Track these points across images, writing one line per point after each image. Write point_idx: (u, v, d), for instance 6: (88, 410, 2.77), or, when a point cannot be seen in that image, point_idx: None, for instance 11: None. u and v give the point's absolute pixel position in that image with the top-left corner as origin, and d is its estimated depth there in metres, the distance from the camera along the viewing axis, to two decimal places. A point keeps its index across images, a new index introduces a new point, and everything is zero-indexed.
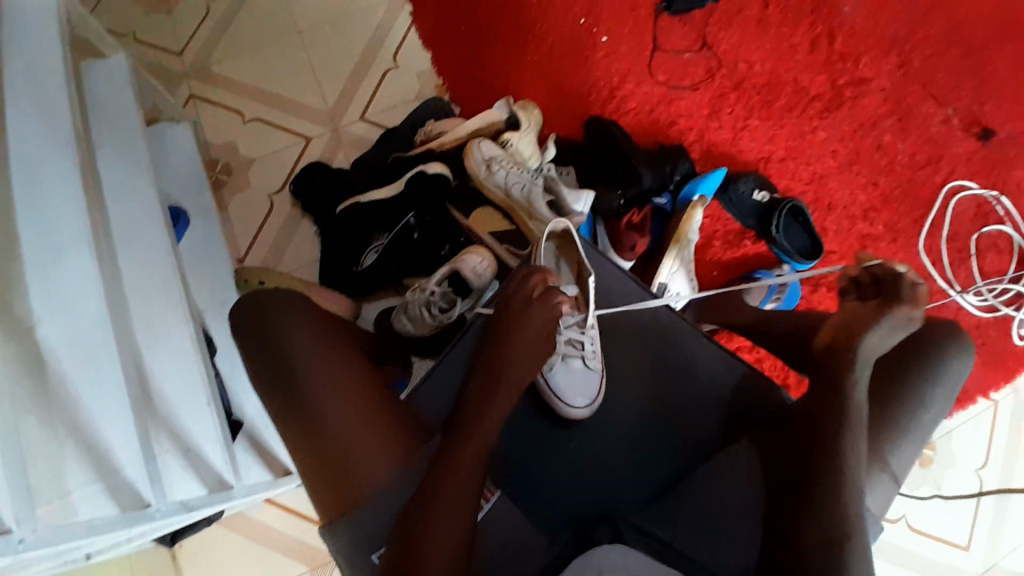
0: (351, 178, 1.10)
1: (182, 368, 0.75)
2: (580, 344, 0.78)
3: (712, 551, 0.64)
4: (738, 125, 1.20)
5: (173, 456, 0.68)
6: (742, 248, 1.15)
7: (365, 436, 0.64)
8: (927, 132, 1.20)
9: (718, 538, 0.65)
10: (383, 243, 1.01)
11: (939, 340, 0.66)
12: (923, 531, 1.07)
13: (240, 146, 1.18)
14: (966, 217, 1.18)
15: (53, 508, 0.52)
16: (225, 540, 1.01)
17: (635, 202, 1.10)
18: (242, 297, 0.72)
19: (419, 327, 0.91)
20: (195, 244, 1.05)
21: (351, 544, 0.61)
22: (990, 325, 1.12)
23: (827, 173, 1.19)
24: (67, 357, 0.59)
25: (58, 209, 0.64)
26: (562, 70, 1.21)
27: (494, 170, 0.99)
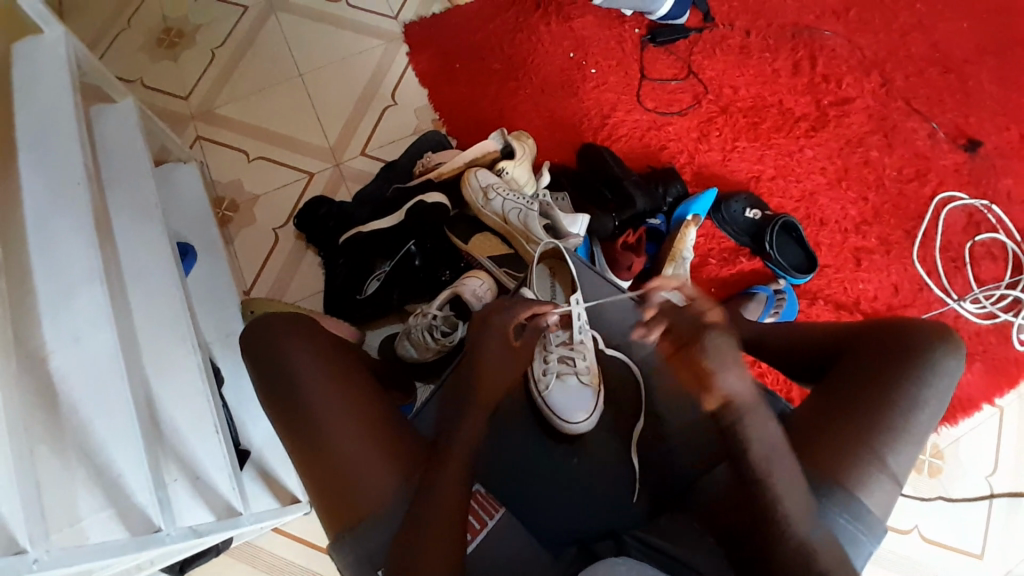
0: (353, 210, 1.13)
1: (191, 397, 0.76)
2: (572, 361, 0.81)
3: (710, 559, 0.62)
4: (728, 147, 1.24)
5: (182, 485, 0.71)
6: (738, 264, 1.16)
7: (365, 449, 0.65)
8: (913, 146, 1.24)
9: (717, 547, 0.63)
10: (384, 271, 1.03)
11: (929, 342, 0.67)
12: (938, 542, 1.05)
13: (244, 183, 1.22)
14: (958, 226, 1.20)
15: (65, 535, 0.52)
16: (230, 572, 1.01)
17: (630, 224, 1.13)
18: (252, 320, 0.75)
19: (421, 351, 0.94)
20: (202, 278, 1.07)
21: (355, 561, 0.63)
22: (989, 333, 1.13)
23: (817, 190, 1.22)
24: (78, 387, 0.61)
25: (69, 243, 0.67)
26: (555, 100, 1.25)
27: (491, 197, 1.03)
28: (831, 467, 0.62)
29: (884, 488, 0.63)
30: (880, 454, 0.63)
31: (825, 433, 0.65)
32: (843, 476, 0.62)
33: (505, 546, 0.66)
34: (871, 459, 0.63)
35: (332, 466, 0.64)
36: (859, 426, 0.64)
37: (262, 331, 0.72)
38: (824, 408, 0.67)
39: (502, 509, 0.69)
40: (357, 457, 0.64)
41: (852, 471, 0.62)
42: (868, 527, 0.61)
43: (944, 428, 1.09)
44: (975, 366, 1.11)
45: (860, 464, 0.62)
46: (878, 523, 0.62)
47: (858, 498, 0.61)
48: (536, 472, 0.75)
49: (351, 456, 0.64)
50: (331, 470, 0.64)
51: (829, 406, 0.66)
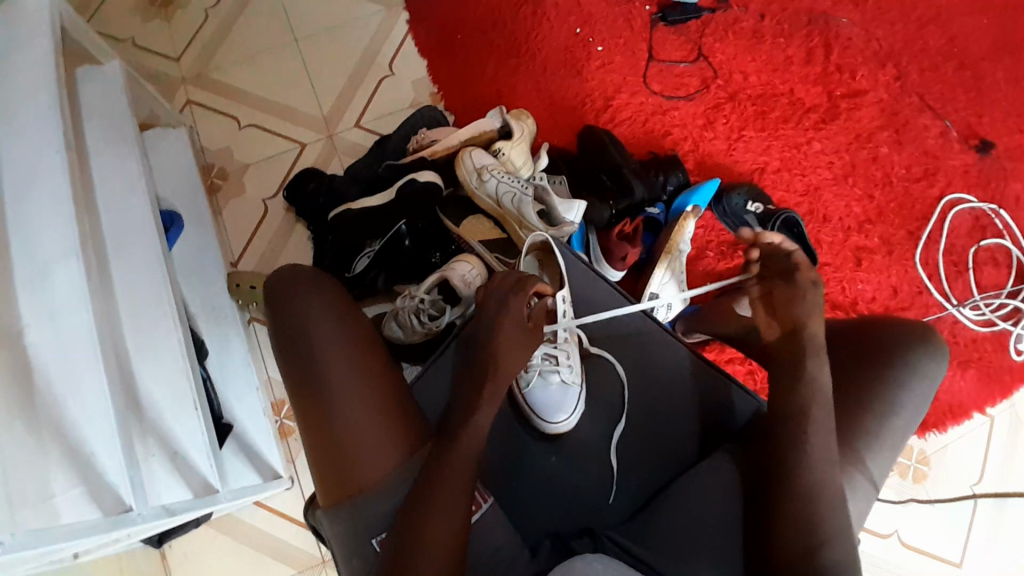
0: (344, 186, 1.10)
1: (172, 370, 0.74)
2: (556, 359, 0.76)
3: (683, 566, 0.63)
4: (733, 135, 1.20)
5: (158, 462, 0.69)
6: (735, 259, 1.14)
7: (375, 422, 0.65)
8: (923, 144, 1.20)
9: (691, 553, 0.63)
10: (375, 249, 1.01)
11: (910, 344, 0.66)
12: (916, 547, 1.05)
13: (235, 151, 1.18)
14: (963, 229, 1.17)
15: (36, 512, 0.51)
16: (211, 545, 1.01)
17: (627, 213, 1.10)
18: (271, 272, 0.72)
19: (408, 334, 0.93)
20: (189, 249, 1.05)
21: (347, 532, 0.63)
22: (986, 340, 1.12)
23: (822, 185, 1.19)
24: (52, 363, 0.59)
25: (46, 214, 0.64)
26: (558, 79, 1.21)
27: (485, 178, 1.00)
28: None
29: (860, 497, 0.64)
30: (856, 465, 0.63)
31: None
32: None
33: (494, 533, 0.65)
34: (848, 470, 0.63)
35: (340, 434, 0.64)
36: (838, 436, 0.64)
37: (276, 290, 0.69)
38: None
39: (492, 496, 0.67)
40: (366, 426, 0.64)
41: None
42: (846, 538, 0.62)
43: (932, 435, 1.09)
44: (969, 373, 1.10)
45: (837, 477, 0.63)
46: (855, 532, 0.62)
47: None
48: (517, 463, 0.74)
49: (361, 427, 0.64)
50: (339, 438, 0.64)
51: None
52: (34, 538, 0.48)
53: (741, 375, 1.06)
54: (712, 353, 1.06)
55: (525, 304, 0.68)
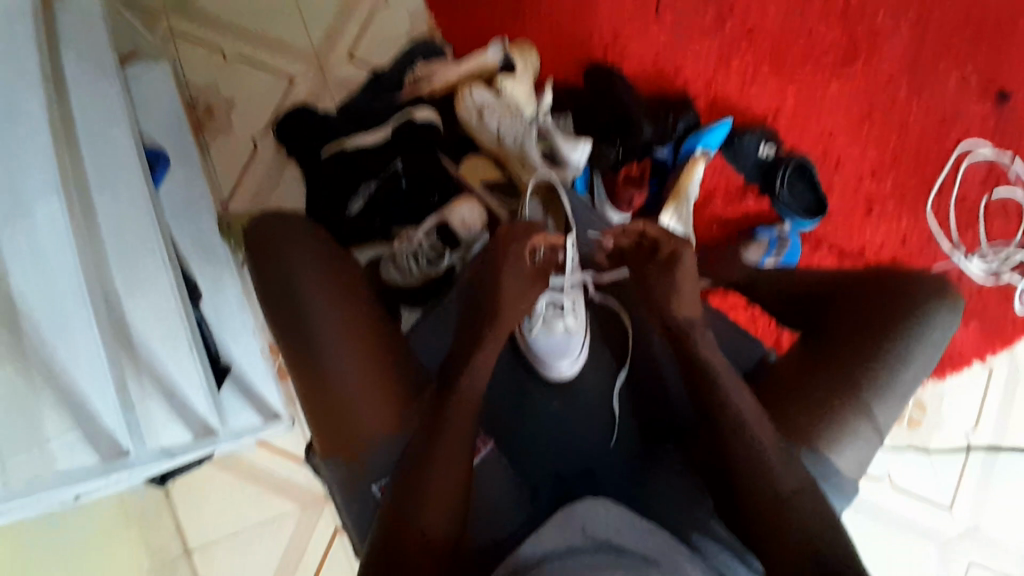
0: (336, 122, 1.04)
1: (163, 311, 0.72)
2: (561, 305, 0.76)
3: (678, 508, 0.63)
4: (748, 74, 1.14)
5: (156, 401, 0.68)
6: (743, 204, 1.11)
7: (367, 374, 0.64)
8: (942, 90, 1.14)
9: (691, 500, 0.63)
10: (370, 190, 0.96)
11: (923, 295, 0.64)
12: (905, 490, 1.08)
13: (221, 86, 1.12)
14: (976, 179, 1.13)
15: (28, 459, 0.52)
16: (214, 484, 1.03)
17: (634, 155, 1.05)
18: (255, 220, 0.70)
19: (407, 278, 0.90)
20: (178, 189, 1.01)
21: (348, 480, 0.64)
22: (991, 292, 1.11)
23: (837, 129, 1.14)
24: (39, 308, 0.56)
25: (26, 151, 0.61)
26: (563, 11, 1.13)
27: (485, 117, 0.95)
28: (801, 420, 0.63)
29: (862, 446, 0.63)
30: (859, 412, 0.62)
31: (805, 389, 0.64)
32: (811, 434, 0.62)
33: (494, 476, 0.66)
34: (850, 416, 0.62)
35: (332, 386, 0.63)
36: (848, 386, 0.63)
37: (265, 242, 0.67)
38: (801, 361, 0.66)
39: (493, 441, 0.68)
40: (357, 379, 0.63)
41: (826, 427, 0.62)
42: (832, 481, 0.63)
43: (930, 383, 1.10)
44: (971, 324, 1.10)
45: (835, 421, 0.62)
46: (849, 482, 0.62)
47: (825, 455, 0.62)
48: (516, 407, 0.75)
49: (352, 379, 0.63)
50: (330, 390, 0.63)
51: (810, 361, 0.65)
52: (28, 487, 0.51)
53: (744, 322, 1.05)
54: (717, 300, 1.05)
55: (525, 248, 0.68)
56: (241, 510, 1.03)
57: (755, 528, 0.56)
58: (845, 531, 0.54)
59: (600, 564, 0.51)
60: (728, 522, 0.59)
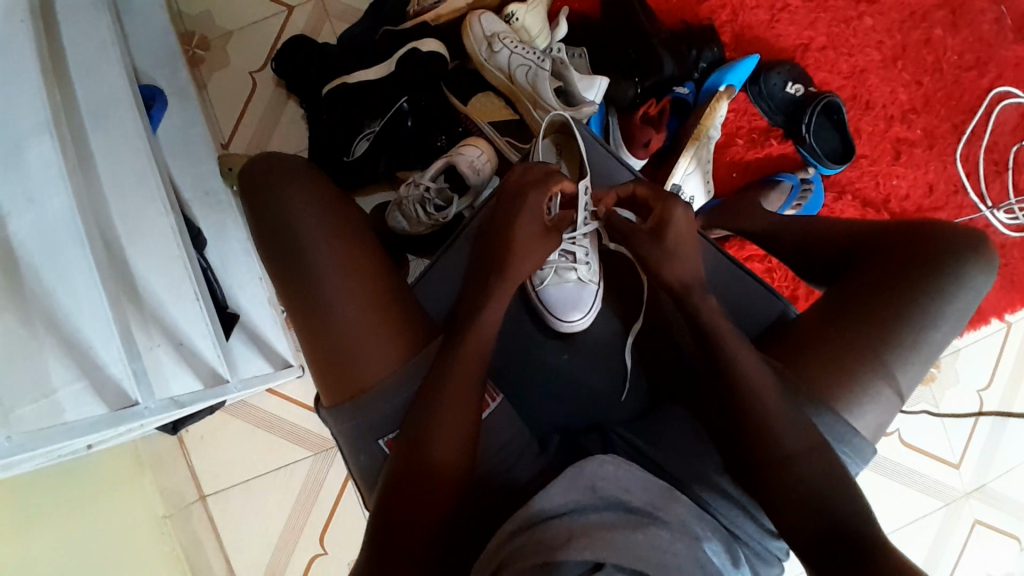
0: (337, 57, 0.98)
1: (167, 259, 0.71)
2: (573, 255, 0.74)
3: (688, 463, 0.63)
4: (777, 5, 1.05)
5: (166, 351, 0.67)
6: (766, 148, 1.05)
7: (372, 323, 0.62)
8: (977, 30, 1.07)
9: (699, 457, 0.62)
10: (375, 131, 0.92)
11: (955, 254, 0.62)
12: (915, 447, 1.08)
13: (215, 16, 1.05)
14: (1008, 125, 1.07)
15: (38, 408, 0.50)
16: (228, 428, 1.05)
17: (653, 92, 1.00)
18: (250, 162, 0.67)
19: (413, 225, 0.87)
20: (174, 128, 0.97)
21: (353, 432, 0.63)
22: (1015, 246, 1.06)
23: (869, 67, 1.06)
24: (38, 256, 0.55)
25: (15, 94, 0.59)
26: None
27: (496, 49, 0.89)
28: (824, 380, 0.60)
29: (882, 409, 0.61)
30: (882, 372, 0.60)
31: (828, 346, 0.61)
32: (834, 395, 0.60)
33: (505, 429, 0.65)
34: (873, 376, 0.60)
35: (336, 335, 0.62)
36: (869, 345, 0.61)
37: (264, 184, 0.65)
38: (824, 318, 0.63)
39: (502, 394, 0.67)
40: (362, 328, 0.62)
41: (848, 388, 0.60)
42: (854, 445, 0.60)
43: None
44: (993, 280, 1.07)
45: (857, 382, 0.60)
46: (868, 444, 0.60)
47: (847, 417, 0.60)
48: (524, 359, 0.74)
49: (356, 328, 0.62)
50: (336, 339, 0.62)
51: (834, 318, 0.62)
52: (34, 441, 0.48)
53: (759, 273, 1.03)
54: (733, 250, 1.02)
55: (544, 199, 0.67)
56: (255, 454, 1.05)
57: (765, 488, 0.56)
58: (859, 491, 0.54)
59: (612, 523, 0.49)
60: (738, 481, 0.58)
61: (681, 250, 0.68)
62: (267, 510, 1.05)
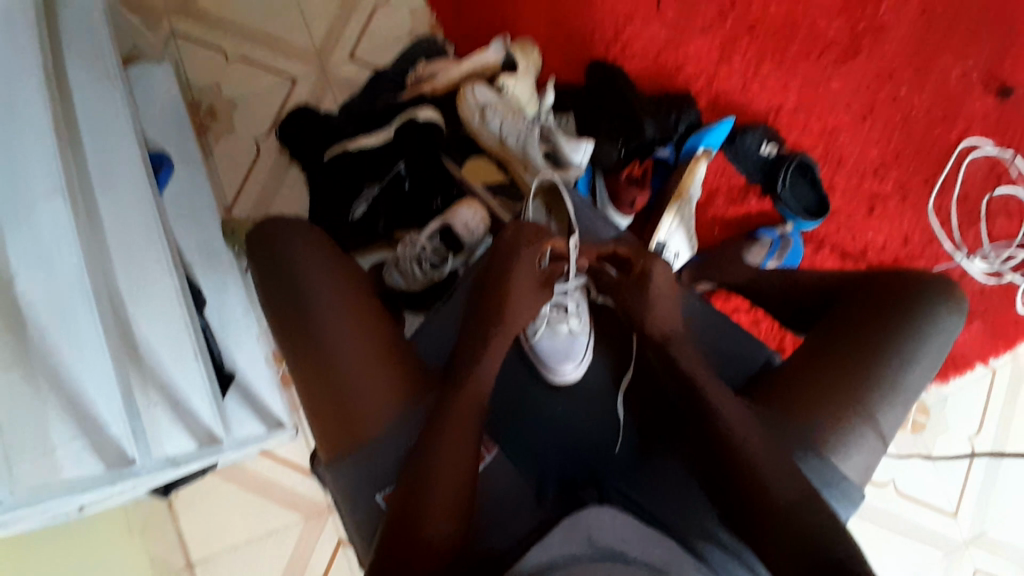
0: (339, 124, 1.04)
1: (169, 318, 0.73)
2: (565, 308, 0.75)
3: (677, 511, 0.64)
4: (750, 72, 1.14)
5: (161, 410, 0.68)
6: (746, 205, 1.11)
7: (369, 376, 0.64)
8: (945, 86, 1.14)
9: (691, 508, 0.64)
10: (373, 193, 0.97)
11: (925, 297, 0.65)
12: (910, 496, 1.08)
13: (224, 88, 1.12)
14: (978, 177, 1.13)
15: (37, 467, 0.52)
16: (219, 490, 1.03)
17: (636, 155, 1.06)
18: (259, 224, 0.71)
19: (409, 282, 0.90)
20: (181, 192, 1.01)
21: (350, 483, 0.63)
22: (994, 292, 1.11)
23: (839, 127, 1.14)
24: (45, 313, 0.57)
25: (27, 155, 0.61)
26: (565, 9, 1.13)
27: (487, 118, 0.95)
28: (810, 423, 0.62)
29: (868, 452, 0.62)
30: (864, 415, 0.62)
31: (812, 390, 0.63)
32: (821, 438, 0.61)
33: (503, 481, 0.66)
34: (856, 419, 0.62)
35: (335, 388, 0.64)
36: (851, 390, 0.63)
37: (271, 243, 0.68)
38: (807, 361, 0.65)
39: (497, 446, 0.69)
40: (361, 380, 0.64)
41: (834, 430, 0.61)
42: (842, 488, 0.61)
43: (934, 387, 1.10)
44: (974, 325, 1.10)
45: (842, 425, 0.62)
46: (858, 488, 0.61)
47: (834, 460, 0.61)
48: (520, 411, 0.75)
49: (355, 381, 0.64)
50: (335, 392, 0.64)
51: (817, 362, 0.65)
52: (34, 497, 0.52)
53: (746, 325, 1.06)
54: (719, 302, 1.06)
55: (536, 258, 0.69)
56: (246, 517, 1.03)
57: (759, 538, 0.56)
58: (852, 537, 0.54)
59: None
60: (734, 531, 0.59)
61: (662, 308, 0.70)
62: None
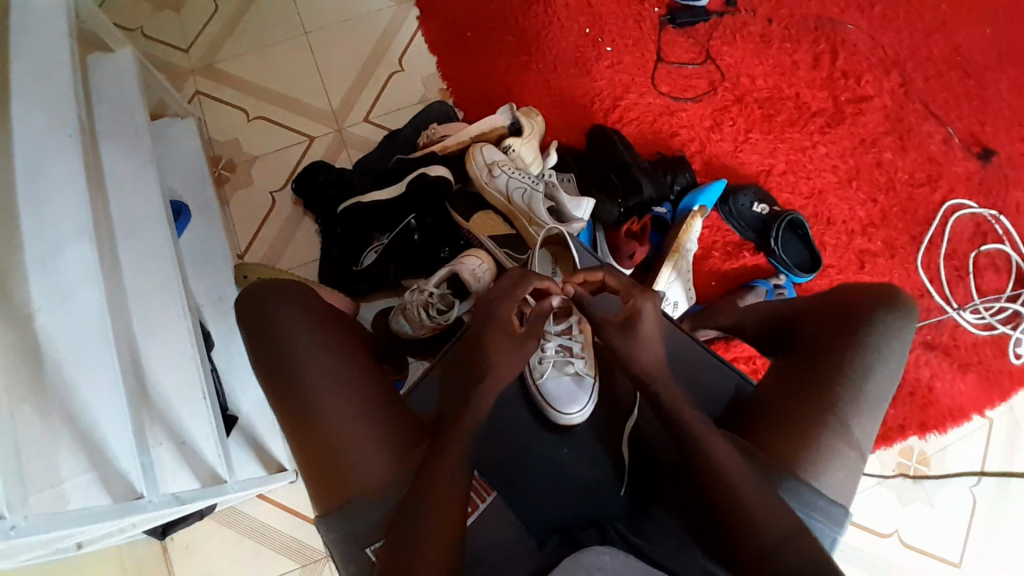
0: (352, 179, 1.09)
1: (181, 360, 0.74)
2: (570, 351, 0.81)
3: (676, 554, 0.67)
4: (740, 138, 1.21)
5: (167, 449, 0.69)
6: (741, 259, 1.15)
7: (363, 430, 0.65)
8: (926, 150, 1.22)
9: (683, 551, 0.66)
10: (382, 243, 1.02)
11: (875, 314, 0.69)
12: (915, 547, 1.07)
13: (243, 144, 1.19)
14: (964, 234, 1.18)
15: (45, 497, 0.51)
16: (213, 538, 1.01)
17: (634, 211, 1.12)
18: (250, 286, 0.73)
19: (417, 328, 0.93)
20: (196, 238, 1.05)
21: (342, 537, 0.63)
22: (986, 345, 1.13)
23: (827, 188, 1.20)
24: (65, 349, 0.59)
25: (63, 201, 0.65)
26: (567, 79, 1.22)
27: (496, 174, 1.01)
28: (783, 456, 0.64)
29: (843, 475, 0.65)
30: (835, 443, 0.64)
31: (780, 425, 0.66)
32: (798, 464, 0.63)
33: (492, 531, 0.68)
34: (832, 443, 0.64)
35: (328, 441, 0.64)
36: (824, 416, 0.65)
37: (256, 303, 0.70)
38: (770, 397, 0.68)
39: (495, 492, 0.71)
40: (356, 434, 0.65)
41: (811, 460, 0.64)
42: (821, 509, 0.63)
43: (932, 437, 1.10)
44: (969, 376, 1.12)
45: (818, 449, 0.64)
46: (841, 510, 0.64)
47: (814, 484, 0.63)
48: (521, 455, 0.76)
49: (350, 436, 0.65)
50: (330, 445, 0.64)
51: (782, 398, 0.67)
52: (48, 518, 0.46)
53: (746, 374, 1.07)
54: (719, 351, 1.07)
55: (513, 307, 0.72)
56: (239, 565, 1.00)
57: None
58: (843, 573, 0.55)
59: None
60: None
61: (649, 350, 0.70)
62: None
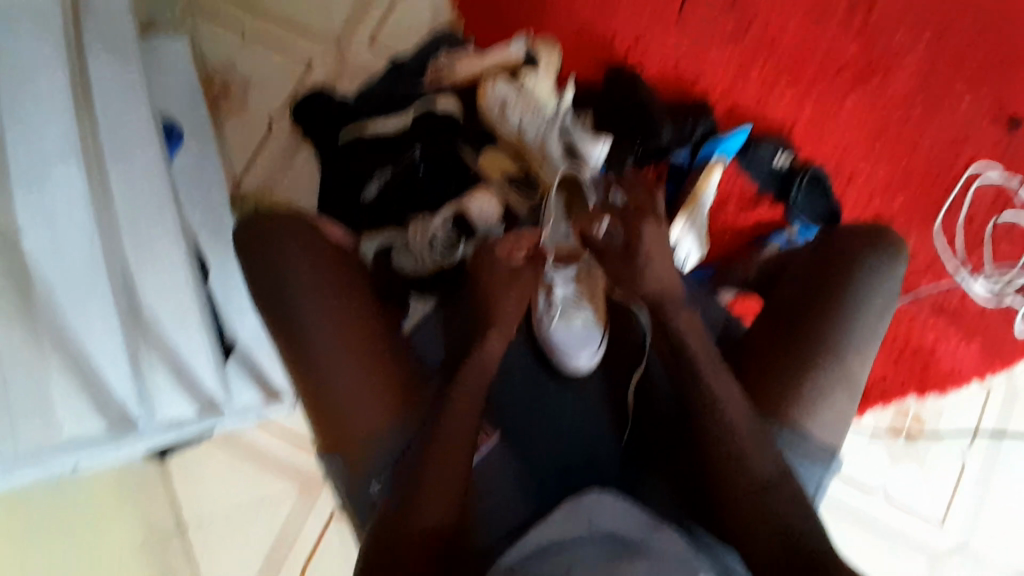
0: (356, 108, 1.04)
1: (173, 284, 0.70)
2: (578, 300, 0.78)
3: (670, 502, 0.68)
4: (765, 85, 1.15)
5: (163, 376, 0.67)
6: (757, 211, 1.12)
7: (365, 373, 0.64)
8: (958, 109, 1.16)
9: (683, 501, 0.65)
10: (386, 177, 0.98)
11: (863, 257, 0.71)
12: (897, 503, 1.10)
13: (238, 63, 1.11)
14: (986, 200, 1.14)
15: (40, 420, 0.55)
16: (212, 461, 1.03)
17: (651, 158, 1.06)
18: (245, 218, 0.71)
19: (419, 266, 0.92)
20: (189, 163, 1.00)
21: (347, 476, 0.64)
22: (993, 314, 1.12)
23: (851, 144, 1.15)
24: (57, 280, 0.61)
25: None
26: (587, 10, 1.14)
27: (507, 111, 0.94)
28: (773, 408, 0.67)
29: (831, 417, 0.68)
30: (821, 392, 0.67)
31: (769, 378, 0.68)
32: (785, 407, 0.67)
33: (491, 473, 0.69)
34: (819, 386, 0.67)
35: (329, 381, 0.64)
36: (810, 361, 0.68)
37: (251, 236, 0.68)
38: (760, 354, 0.70)
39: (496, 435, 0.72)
40: (359, 376, 0.64)
41: (797, 404, 0.67)
42: (810, 456, 0.66)
43: (929, 400, 1.11)
44: (972, 344, 1.11)
45: (805, 393, 0.67)
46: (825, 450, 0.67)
47: (801, 426, 0.66)
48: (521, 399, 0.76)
49: (352, 379, 0.64)
50: (330, 385, 0.64)
51: (772, 343, 0.70)
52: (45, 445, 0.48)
53: None
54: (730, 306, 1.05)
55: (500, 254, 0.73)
56: (239, 489, 1.02)
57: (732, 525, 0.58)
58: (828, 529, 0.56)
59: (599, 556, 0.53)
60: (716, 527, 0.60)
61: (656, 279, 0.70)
62: (247, 546, 1.01)
